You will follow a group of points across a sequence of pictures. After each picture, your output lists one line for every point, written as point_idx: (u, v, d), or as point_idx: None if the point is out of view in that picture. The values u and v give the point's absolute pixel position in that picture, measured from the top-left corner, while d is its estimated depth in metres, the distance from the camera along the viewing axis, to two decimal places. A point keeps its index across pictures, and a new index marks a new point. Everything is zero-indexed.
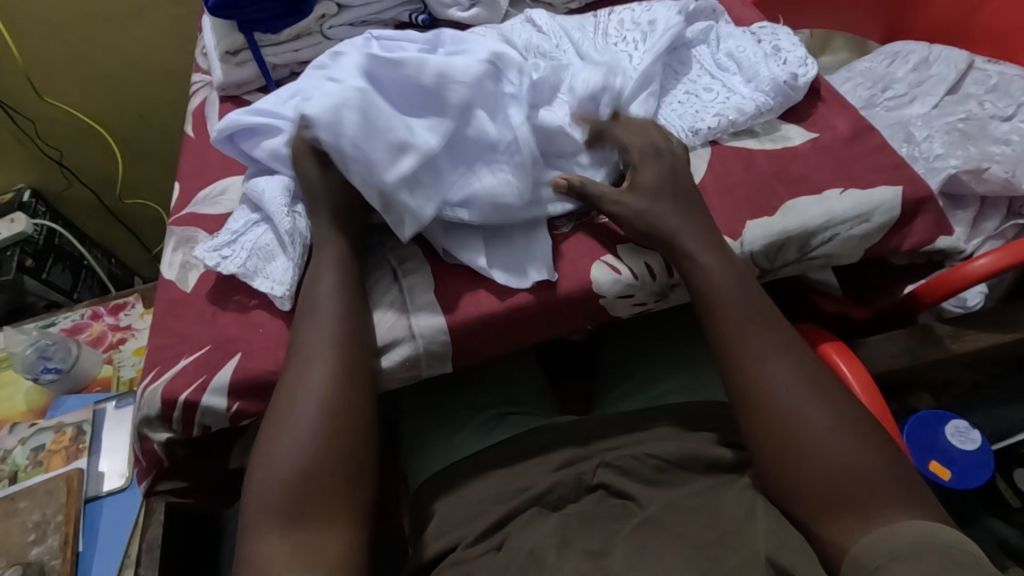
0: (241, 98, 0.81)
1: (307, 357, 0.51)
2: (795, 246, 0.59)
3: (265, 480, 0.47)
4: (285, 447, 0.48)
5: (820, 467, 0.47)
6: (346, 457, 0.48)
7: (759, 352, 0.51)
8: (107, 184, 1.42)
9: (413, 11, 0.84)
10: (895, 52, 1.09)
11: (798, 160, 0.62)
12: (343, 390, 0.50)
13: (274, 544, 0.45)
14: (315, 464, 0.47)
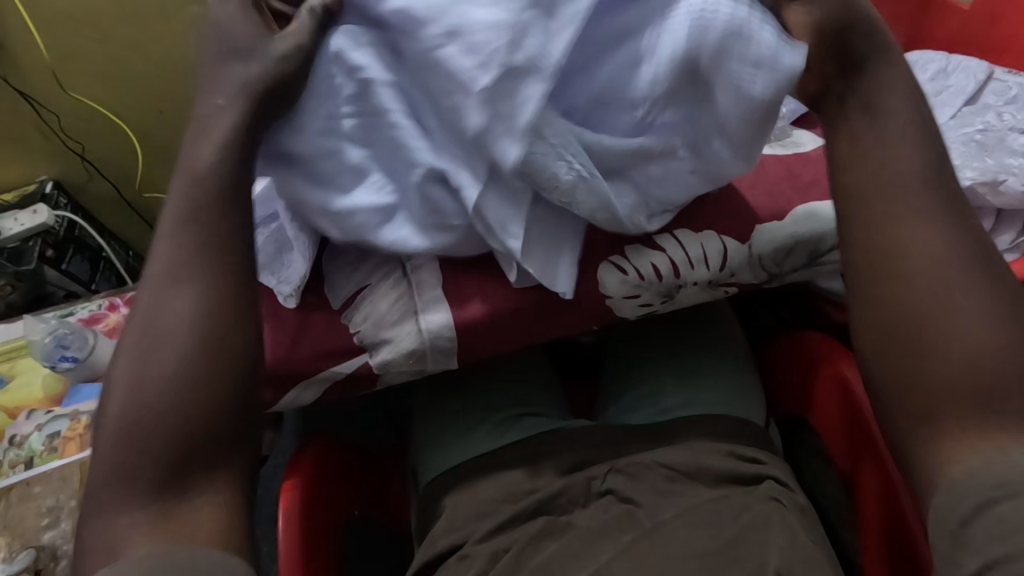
0: None
1: (164, 280, 0.48)
2: (804, 251, 0.58)
3: (132, 433, 0.43)
4: (158, 379, 0.45)
5: (953, 348, 0.44)
6: (198, 389, 0.45)
7: (940, 255, 0.46)
8: (127, 178, 1.45)
9: None
10: (913, 60, 1.08)
11: (809, 166, 0.63)
12: (202, 316, 0.46)
13: (136, 516, 0.42)
14: (184, 401, 0.44)
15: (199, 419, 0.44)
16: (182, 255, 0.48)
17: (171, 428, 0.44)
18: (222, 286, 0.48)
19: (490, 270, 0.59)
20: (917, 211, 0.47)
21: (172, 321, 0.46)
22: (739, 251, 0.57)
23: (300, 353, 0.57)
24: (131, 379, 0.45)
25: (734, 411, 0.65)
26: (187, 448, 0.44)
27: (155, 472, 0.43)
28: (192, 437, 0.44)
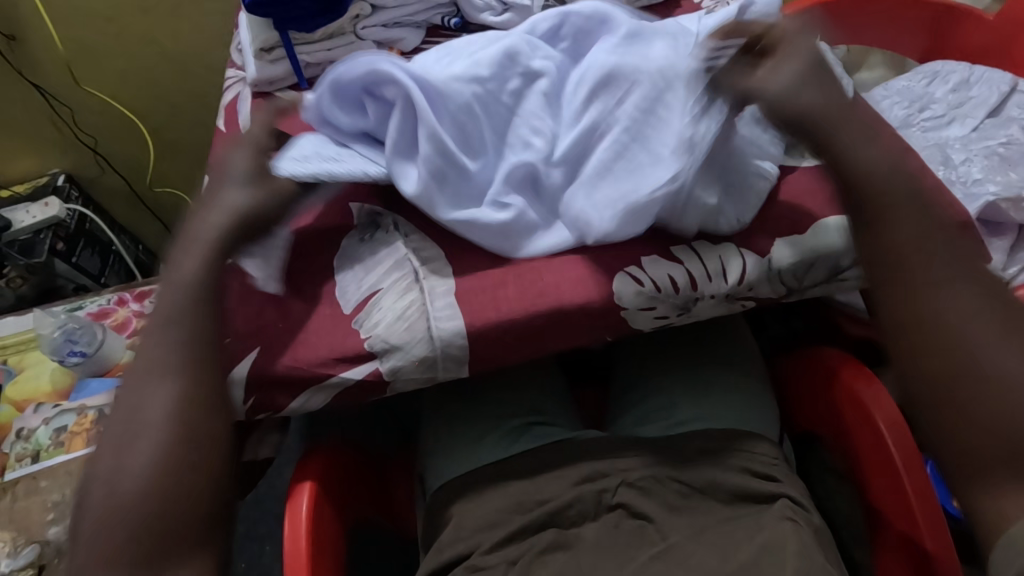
0: (272, 94, 0.82)
1: (154, 361, 0.49)
2: (825, 266, 0.57)
3: (106, 525, 0.43)
4: (134, 460, 0.45)
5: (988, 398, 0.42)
6: (192, 467, 0.46)
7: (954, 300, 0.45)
8: (138, 172, 1.45)
9: (445, 15, 0.85)
10: (935, 71, 1.07)
11: None
12: (192, 400, 0.48)
13: None
14: (161, 472, 0.45)
15: (175, 491, 0.45)
16: (175, 340, 0.50)
17: (153, 510, 0.44)
18: (200, 369, 0.49)
19: (504, 278, 0.58)
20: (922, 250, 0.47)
21: (151, 415, 0.47)
22: (758, 265, 0.56)
23: (310, 358, 0.56)
24: (113, 463, 0.45)
25: (748, 424, 0.64)
26: (165, 524, 0.44)
27: (134, 559, 0.42)
28: (169, 512, 0.44)
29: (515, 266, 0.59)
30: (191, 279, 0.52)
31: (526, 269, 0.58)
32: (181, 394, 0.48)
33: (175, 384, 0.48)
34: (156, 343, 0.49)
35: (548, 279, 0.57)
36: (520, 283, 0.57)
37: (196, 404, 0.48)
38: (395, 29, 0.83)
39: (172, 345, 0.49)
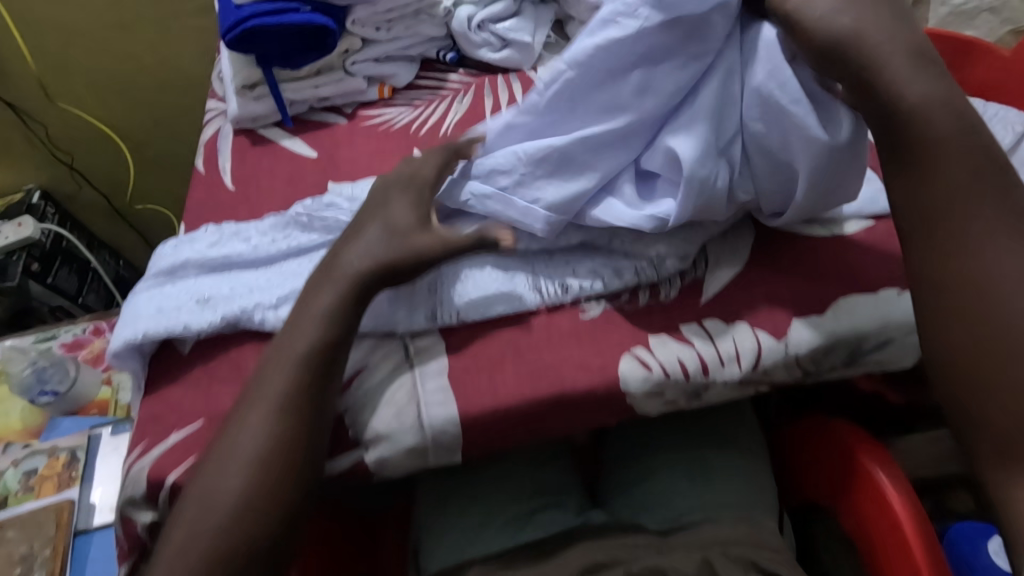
0: (255, 132, 0.77)
1: (277, 377, 0.48)
2: (844, 350, 0.54)
3: (198, 522, 0.45)
4: (241, 444, 0.47)
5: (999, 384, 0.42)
6: (273, 478, 0.46)
7: (998, 242, 0.44)
8: (118, 187, 1.39)
9: (441, 48, 0.80)
10: None
11: (852, 251, 0.57)
12: (284, 424, 0.47)
13: None
14: (262, 461, 0.46)
15: (254, 503, 0.45)
16: (306, 352, 0.49)
17: (246, 493, 0.45)
18: (320, 365, 0.49)
19: (501, 358, 0.54)
20: (945, 140, 0.46)
21: (262, 406, 0.48)
22: (774, 350, 0.53)
23: None
24: (223, 440, 0.48)
25: (746, 511, 0.64)
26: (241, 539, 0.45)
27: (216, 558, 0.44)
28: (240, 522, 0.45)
29: (514, 345, 0.54)
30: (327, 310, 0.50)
31: (526, 349, 0.54)
32: (292, 386, 0.48)
33: (293, 377, 0.48)
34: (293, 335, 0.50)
35: (550, 361, 0.53)
36: (519, 365, 0.53)
37: (308, 402, 0.48)
38: (387, 63, 0.78)
39: (303, 367, 0.49)
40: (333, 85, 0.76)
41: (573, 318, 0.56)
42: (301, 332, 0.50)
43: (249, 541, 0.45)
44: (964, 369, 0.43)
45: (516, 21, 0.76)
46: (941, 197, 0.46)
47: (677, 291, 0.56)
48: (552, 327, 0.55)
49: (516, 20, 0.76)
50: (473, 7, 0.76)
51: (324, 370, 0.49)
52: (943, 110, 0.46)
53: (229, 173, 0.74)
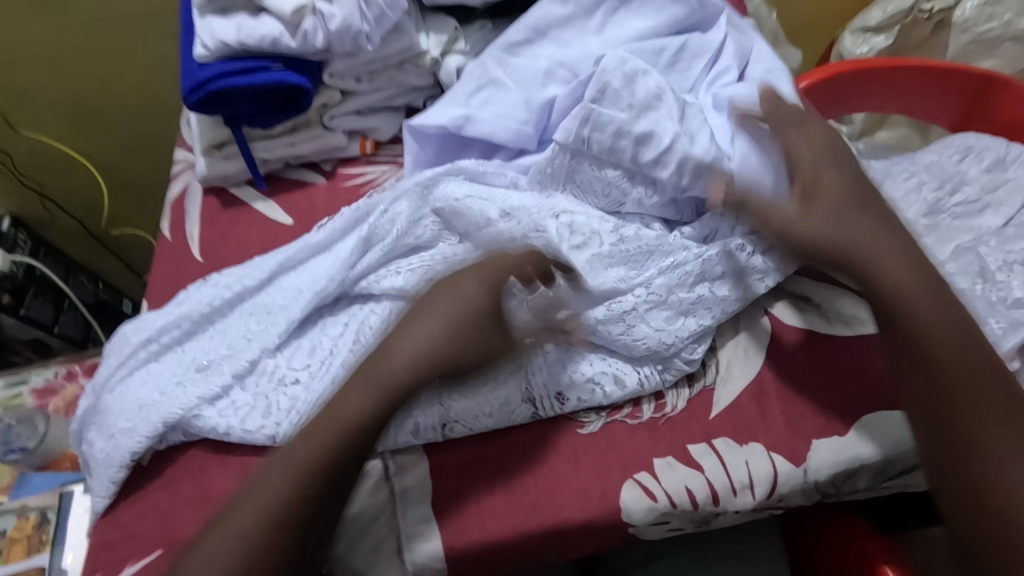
0: (226, 191, 0.71)
1: (342, 398, 0.45)
2: (867, 475, 0.49)
3: (255, 503, 0.42)
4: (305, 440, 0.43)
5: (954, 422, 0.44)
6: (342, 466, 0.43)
7: (924, 293, 0.47)
8: (93, 212, 1.32)
9: (429, 97, 0.74)
10: (968, 146, 0.98)
11: (878, 357, 0.52)
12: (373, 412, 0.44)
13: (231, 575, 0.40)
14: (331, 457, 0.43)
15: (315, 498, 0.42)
16: (390, 371, 0.45)
17: (273, 513, 0.41)
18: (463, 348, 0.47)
19: (491, 481, 0.49)
20: (850, 195, 0.51)
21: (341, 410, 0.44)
22: (792, 477, 0.48)
23: None
24: (269, 460, 0.44)
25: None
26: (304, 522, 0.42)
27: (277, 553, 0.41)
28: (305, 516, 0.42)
29: (505, 464, 0.50)
30: (450, 335, 0.46)
31: (518, 470, 0.49)
32: (358, 412, 0.44)
33: (368, 401, 0.44)
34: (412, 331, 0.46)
35: (544, 486, 0.49)
36: (510, 489, 0.49)
37: (363, 431, 0.44)
38: (370, 116, 0.71)
39: (382, 379, 0.45)
40: (310, 142, 0.69)
41: (571, 434, 0.50)
42: (430, 316, 0.47)
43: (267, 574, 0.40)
44: (964, 413, 0.44)
45: None
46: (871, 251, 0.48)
47: (684, 400, 0.51)
48: (548, 443, 0.50)
49: None
50: (463, 57, 0.69)
51: (397, 384, 0.45)
52: (848, 182, 0.51)
53: (197, 240, 0.68)
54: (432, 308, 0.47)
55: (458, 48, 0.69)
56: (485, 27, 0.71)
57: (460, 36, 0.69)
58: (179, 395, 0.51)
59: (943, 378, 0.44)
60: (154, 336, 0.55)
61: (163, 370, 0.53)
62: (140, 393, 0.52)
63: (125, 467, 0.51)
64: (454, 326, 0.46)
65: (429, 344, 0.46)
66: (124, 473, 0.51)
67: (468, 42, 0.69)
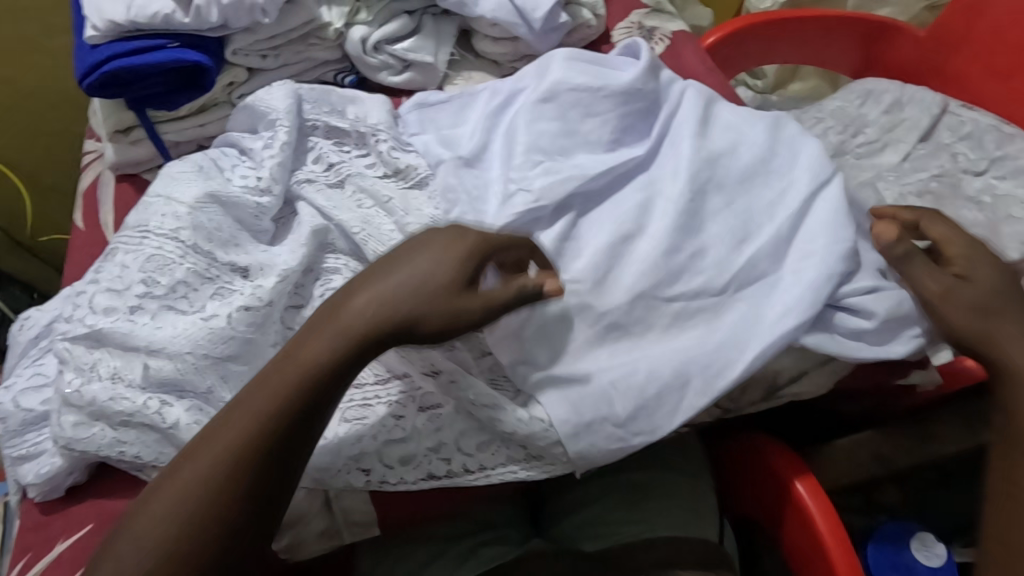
0: (140, 177, 0.70)
1: (309, 353, 0.45)
2: (760, 386, 0.53)
3: (156, 504, 0.41)
4: (202, 458, 0.42)
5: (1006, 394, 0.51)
6: (218, 505, 0.41)
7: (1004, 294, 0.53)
8: (16, 219, 1.27)
9: (338, 70, 0.74)
10: (868, 90, 1.05)
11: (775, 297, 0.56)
12: (256, 445, 0.42)
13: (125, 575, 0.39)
14: (221, 482, 0.41)
15: (201, 504, 0.41)
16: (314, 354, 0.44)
17: (216, 487, 0.41)
18: (321, 370, 0.44)
19: None
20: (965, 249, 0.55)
21: (252, 409, 0.43)
22: None
23: None
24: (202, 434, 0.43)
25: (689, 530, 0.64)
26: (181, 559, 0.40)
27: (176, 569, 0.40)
28: (195, 518, 0.41)
29: None
30: (337, 347, 0.44)
31: None
32: (263, 417, 0.43)
33: (265, 411, 0.43)
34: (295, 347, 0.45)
35: None
36: None
37: (281, 426, 0.43)
38: None
39: (273, 391, 0.43)
40: (220, 123, 0.69)
41: None
42: (351, 308, 0.46)
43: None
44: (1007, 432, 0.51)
45: (416, 39, 0.71)
46: (1003, 331, 0.51)
47: None
48: None
49: (416, 38, 0.71)
50: (367, 26, 0.70)
51: (361, 340, 0.45)
52: (965, 249, 0.55)
53: (112, 228, 0.68)
54: (436, 245, 0.48)
55: (362, 19, 0.70)
56: None
57: (362, 8, 0.70)
58: (64, 379, 0.49)
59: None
60: (45, 331, 0.54)
61: (53, 346, 0.52)
62: (38, 376, 0.51)
63: (27, 459, 0.49)
64: (336, 340, 0.45)
65: (425, 276, 0.46)
66: (23, 464, 0.49)
67: (369, 11, 0.70)
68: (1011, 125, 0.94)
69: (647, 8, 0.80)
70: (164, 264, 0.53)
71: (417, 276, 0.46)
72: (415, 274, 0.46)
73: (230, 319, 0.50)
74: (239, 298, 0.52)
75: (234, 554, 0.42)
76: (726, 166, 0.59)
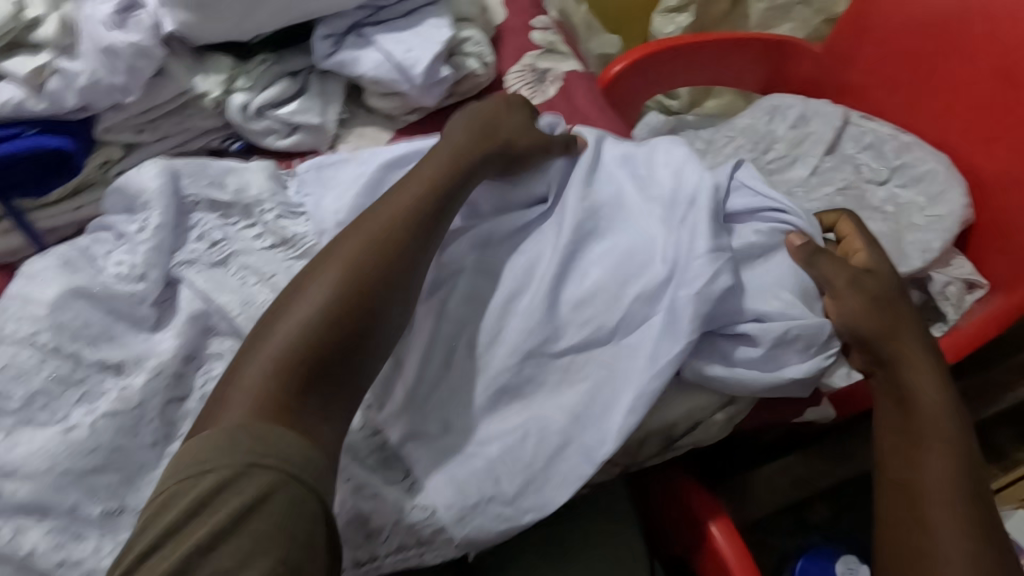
0: (8, 266, 0.65)
1: (388, 210, 0.55)
2: (658, 440, 0.52)
3: (249, 372, 0.46)
4: (296, 310, 0.49)
5: (925, 407, 0.54)
6: (319, 342, 0.48)
7: (905, 320, 0.58)
8: None
9: (225, 137, 0.72)
10: (775, 105, 1.06)
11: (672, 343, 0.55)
12: (340, 300, 0.49)
13: (204, 483, 0.41)
14: (312, 320, 0.48)
15: (302, 343, 0.47)
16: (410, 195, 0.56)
17: (314, 328, 0.48)
18: (403, 222, 0.54)
19: None
20: (880, 293, 0.59)
21: (343, 257, 0.52)
22: None
23: None
24: (290, 297, 0.50)
25: None
26: (273, 398, 0.45)
27: (272, 415, 0.44)
28: (298, 359, 0.47)
29: None
30: (414, 203, 0.55)
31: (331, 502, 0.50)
32: (356, 261, 0.51)
33: (357, 262, 0.51)
34: (368, 215, 0.54)
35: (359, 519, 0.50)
36: None
37: (388, 249, 0.53)
38: None
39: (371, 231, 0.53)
40: (97, 204, 0.66)
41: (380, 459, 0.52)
42: (418, 176, 0.58)
43: (257, 447, 0.42)
44: (917, 431, 0.54)
45: (301, 102, 0.70)
46: (918, 354, 0.56)
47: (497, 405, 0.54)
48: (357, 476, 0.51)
49: (302, 100, 0.70)
50: (247, 92, 0.68)
51: (423, 204, 0.56)
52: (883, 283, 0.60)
53: None
54: (449, 151, 0.60)
55: (240, 86, 0.68)
56: (267, 61, 0.69)
57: (239, 73, 0.68)
58: None
59: (934, 470, 0.52)
60: None
61: None
62: None
63: None
64: (408, 211, 0.55)
65: (474, 136, 0.61)
66: None
67: (247, 77, 0.68)
68: (908, 133, 0.97)
69: (539, 50, 0.80)
70: (24, 373, 0.51)
71: (460, 145, 0.60)
72: (475, 133, 0.61)
73: (93, 428, 0.49)
74: (106, 401, 0.51)
75: (342, 361, 0.48)
76: (612, 215, 0.60)
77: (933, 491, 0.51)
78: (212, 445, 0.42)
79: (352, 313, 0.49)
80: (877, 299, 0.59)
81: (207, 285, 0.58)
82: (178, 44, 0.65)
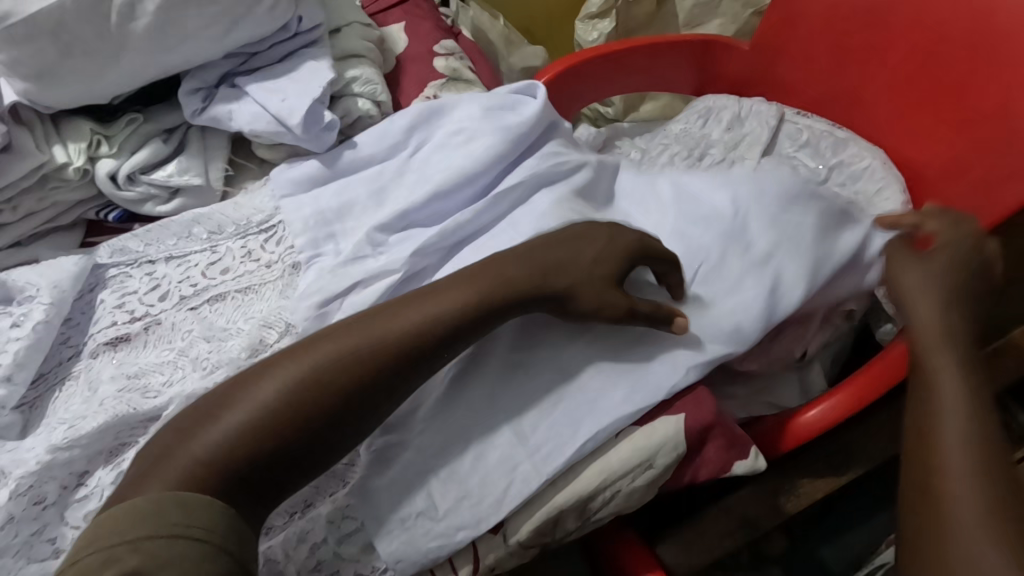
0: None
1: (385, 327, 0.47)
2: (572, 515, 0.48)
3: (193, 447, 0.42)
4: (257, 404, 0.44)
5: (935, 361, 0.53)
6: (276, 440, 0.43)
7: (957, 290, 0.57)
8: None
9: (101, 206, 0.65)
10: (708, 107, 1.00)
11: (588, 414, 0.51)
12: (304, 412, 0.44)
13: (113, 562, 0.36)
14: (276, 426, 0.43)
15: (257, 445, 0.43)
16: (442, 305, 0.48)
17: (273, 430, 0.43)
18: (390, 353, 0.46)
19: None
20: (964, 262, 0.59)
21: (324, 367, 0.45)
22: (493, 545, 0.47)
23: None
24: (256, 381, 0.45)
25: None
26: (210, 484, 0.41)
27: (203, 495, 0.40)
28: (247, 457, 0.42)
29: None
30: (415, 326, 0.47)
31: None
32: (337, 383, 0.45)
33: (339, 377, 0.45)
34: (363, 326, 0.47)
35: None
36: None
37: (374, 363, 0.46)
38: (35, 244, 0.63)
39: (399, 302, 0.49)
40: None
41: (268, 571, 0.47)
42: (434, 298, 0.48)
43: (182, 516, 0.39)
44: (930, 356, 0.53)
45: (177, 162, 0.64)
46: (921, 296, 0.57)
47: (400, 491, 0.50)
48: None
49: (179, 160, 0.64)
50: (114, 159, 0.62)
51: (424, 330, 0.47)
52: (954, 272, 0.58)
53: None
54: (472, 278, 0.49)
55: (105, 151, 0.62)
56: (135, 120, 0.63)
57: (103, 138, 0.62)
58: None
59: (935, 407, 0.51)
60: None
61: None
62: None
63: None
64: (406, 324, 0.47)
65: (534, 275, 0.49)
66: None
67: (113, 141, 0.62)
68: (843, 129, 0.93)
69: (442, 78, 0.75)
70: None
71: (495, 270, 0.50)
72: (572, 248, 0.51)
73: None
74: None
75: (314, 442, 0.45)
76: None
77: (954, 446, 0.48)
78: (139, 513, 0.38)
79: (315, 424, 0.44)
80: (898, 261, 0.60)
81: (88, 389, 0.55)
82: (29, 111, 0.60)
